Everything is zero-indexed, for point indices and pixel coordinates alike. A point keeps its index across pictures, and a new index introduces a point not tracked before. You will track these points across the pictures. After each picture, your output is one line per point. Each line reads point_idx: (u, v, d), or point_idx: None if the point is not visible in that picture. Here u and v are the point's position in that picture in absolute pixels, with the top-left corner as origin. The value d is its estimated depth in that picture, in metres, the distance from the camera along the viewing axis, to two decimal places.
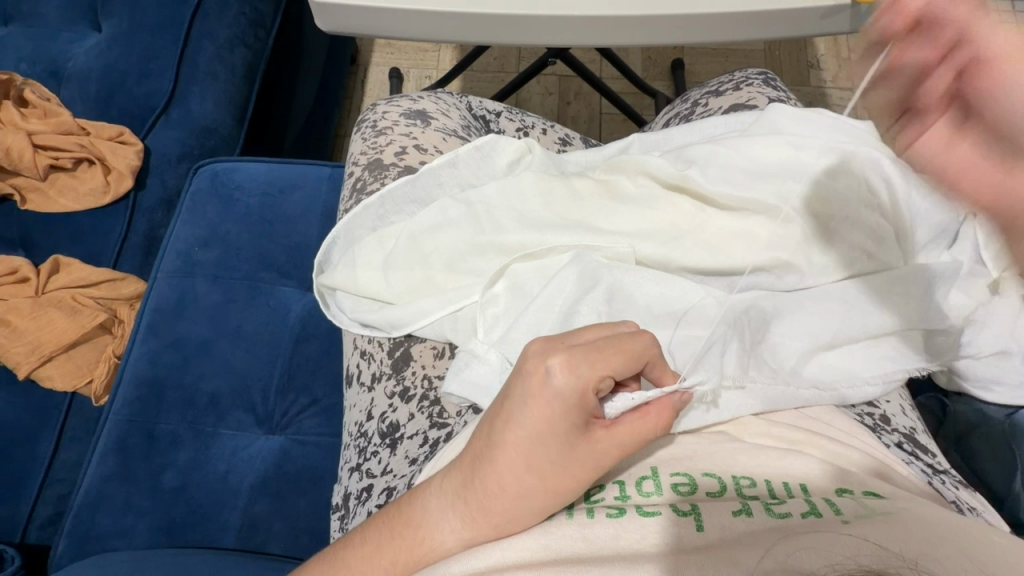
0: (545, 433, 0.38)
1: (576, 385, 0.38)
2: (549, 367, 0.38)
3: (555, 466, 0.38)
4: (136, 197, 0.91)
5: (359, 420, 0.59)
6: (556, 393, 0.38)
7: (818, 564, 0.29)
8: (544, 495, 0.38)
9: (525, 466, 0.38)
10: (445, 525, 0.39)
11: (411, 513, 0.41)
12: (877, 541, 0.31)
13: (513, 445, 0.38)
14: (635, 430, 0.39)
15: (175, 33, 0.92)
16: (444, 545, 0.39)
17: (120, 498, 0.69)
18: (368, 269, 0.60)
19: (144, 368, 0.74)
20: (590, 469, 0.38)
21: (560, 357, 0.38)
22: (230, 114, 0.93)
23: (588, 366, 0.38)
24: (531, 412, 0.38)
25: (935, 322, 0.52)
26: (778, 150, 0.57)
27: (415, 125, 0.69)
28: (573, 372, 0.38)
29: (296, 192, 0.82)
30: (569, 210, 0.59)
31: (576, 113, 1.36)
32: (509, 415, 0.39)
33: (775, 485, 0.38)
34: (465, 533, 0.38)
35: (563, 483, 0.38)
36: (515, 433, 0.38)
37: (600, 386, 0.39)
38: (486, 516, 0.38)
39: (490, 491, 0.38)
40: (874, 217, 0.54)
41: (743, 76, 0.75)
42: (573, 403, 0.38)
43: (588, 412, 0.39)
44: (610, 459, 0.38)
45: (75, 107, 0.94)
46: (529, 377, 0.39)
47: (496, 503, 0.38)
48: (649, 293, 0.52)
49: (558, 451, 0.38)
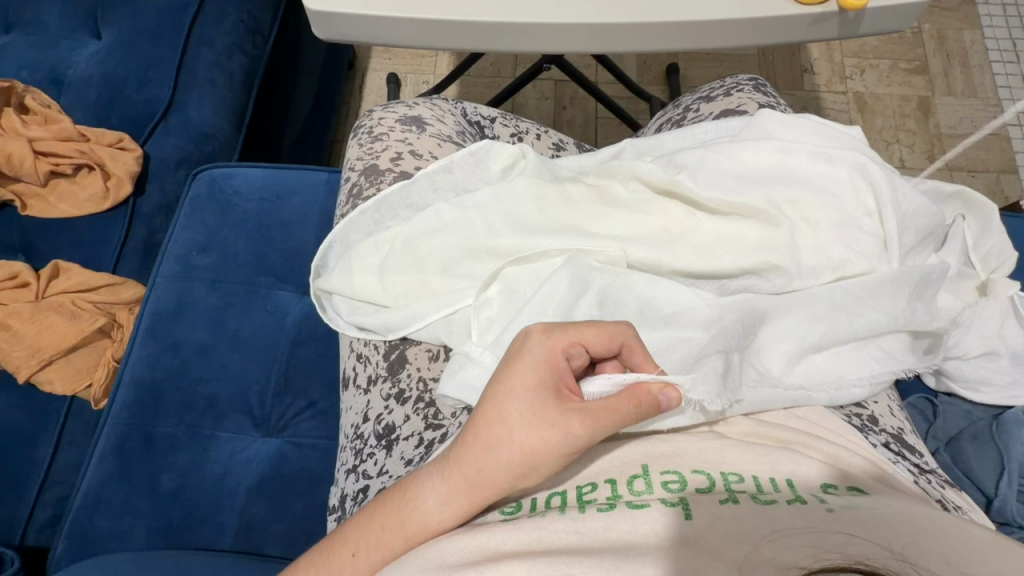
0: (517, 388, 0.41)
1: (548, 347, 0.42)
2: (527, 332, 0.43)
3: (523, 422, 0.40)
4: (135, 202, 0.92)
5: (355, 422, 0.59)
6: (530, 354, 0.42)
7: (807, 560, 0.31)
8: (511, 450, 0.39)
9: (497, 418, 0.40)
10: (427, 481, 0.41)
11: (404, 483, 0.43)
12: (865, 538, 0.32)
13: (489, 400, 0.41)
14: (607, 405, 0.40)
15: (175, 40, 0.94)
16: (423, 502, 0.41)
17: (118, 501, 0.70)
18: (364, 272, 0.61)
19: (142, 371, 0.75)
20: (558, 432, 0.39)
21: (537, 325, 0.43)
22: (229, 120, 0.94)
23: (560, 331, 0.42)
24: (507, 371, 0.42)
25: (921, 323, 0.53)
26: (766, 156, 0.58)
27: (411, 131, 0.70)
28: (546, 335, 0.42)
29: (294, 197, 0.83)
30: (561, 214, 0.60)
31: (572, 118, 1.38)
32: (492, 375, 0.43)
33: (762, 480, 0.39)
34: (441, 490, 0.40)
35: (531, 442, 0.39)
36: (492, 389, 0.41)
37: (570, 351, 0.42)
38: (461, 467, 0.40)
39: (466, 444, 0.41)
40: (862, 222, 0.55)
41: (733, 82, 0.76)
42: (544, 364, 0.41)
43: (560, 377, 0.41)
44: (580, 424, 0.39)
45: (75, 113, 0.95)
46: (511, 342, 0.43)
47: (469, 455, 0.40)
48: (638, 295, 0.53)
49: (528, 408, 0.40)
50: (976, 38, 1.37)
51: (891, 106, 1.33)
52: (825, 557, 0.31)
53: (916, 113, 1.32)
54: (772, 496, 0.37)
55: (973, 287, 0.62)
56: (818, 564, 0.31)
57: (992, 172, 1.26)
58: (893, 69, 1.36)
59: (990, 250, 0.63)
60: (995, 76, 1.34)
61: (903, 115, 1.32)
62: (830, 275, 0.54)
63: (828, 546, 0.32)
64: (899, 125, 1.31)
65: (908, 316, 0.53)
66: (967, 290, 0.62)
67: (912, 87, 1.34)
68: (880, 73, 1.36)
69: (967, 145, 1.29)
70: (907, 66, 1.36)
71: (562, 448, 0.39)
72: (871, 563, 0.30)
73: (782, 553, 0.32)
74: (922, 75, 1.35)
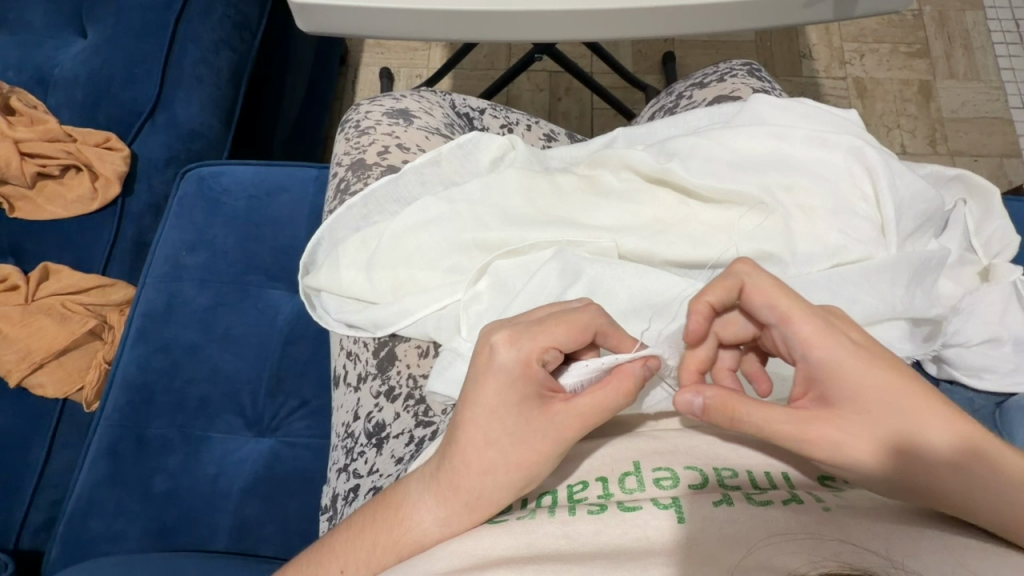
0: (498, 407, 0.39)
1: (521, 357, 0.40)
2: (492, 343, 0.40)
3: (513, 440, 0.39)
4: (124, 202, 0.91)
5: (346, 420, 0.59)
6: (502, 368, 0.39)
7: (800, 563, 0.31)
8: (507, 469, 0.38)
9: (485, 440, 0.39)
10: (420, 506, 0.39)
11: (393, 498, 0.41)
12: (859, 543, 0.32)
13: (471, 423, 0.39)
14: (594, 400, 0.39)
15: (160, 37, 0.92)
16: (421, 528, 0.39)
17: (111, 503, 0.69)
18: (352, 269, 0.60)
19: (133, 373, 0.74)
20: (551, 442, 0.39)
21: (502, 333, 0.40)
22: (217, 117, 0.93)
23: (530, 338, 0.40)
24: (482, 389, 0.40)
25: (920, 310, 0.52)
26: (760, 142, 0.57)
27: (398, 124, 0.69)
28: (516, 344, 0.40)
29: (283, 194, 0.82)
30: (552, 206, 0.59)
31: (567, 109, 1.36)
32: (466, 395, 0.40)
33: (757, 475, 0.38)
34: (437, 512, 0.39)
35: (525, 457, 0.38)
36: (470, 411, 0.39)
37: (545, 357, 0.40)
38: (457, 493, 0.39)
39: (457, 468, 0.39)
40: (859, 208, 0.54)
41: (727, 68, 0.74)
42: (519, 374, 0.40)
43: (540, 384, 0.40)
44: (572, 430, 0.39)
45: (61, 113, 0.94)
46: (478, 356, 0.41)
47: (463, 479, 0.39)
48: (630, 286, 0.52)
49: (514, 425, 0.39)
50: (978, 20, 1.35)
51: (892, 91, 1.30)
52: (820, 562, 0.31)
53: (917, 98, 1.30)
54: (767, 496, 0.36)
55: (975, 273, 0.60)
56: (814, 569, 0.30)
57: (994, 156, 1.24)
58: (893, 53, 1.34)
59: (991, 236, 0.61)
60: (998, 58, 1.31)
61: (904, 100, 1.30)
62: (826, 262, 0.53)
63: (822, 551, 0.31)
64: (899, 110, 1.29)
65: (906, 303, 0.51)
66: (969, 276, 0.60)
67: (913, 71, 1.32)
68: (880, 57, 1.33)
69: (969, 129, 1.27)
70: (908, 50, 1.34)
71: (557, 455, 0.39)
72: (863, 567, 0.30)
73: (778, 559, 0.32)
74: (924, 59, 1.32)
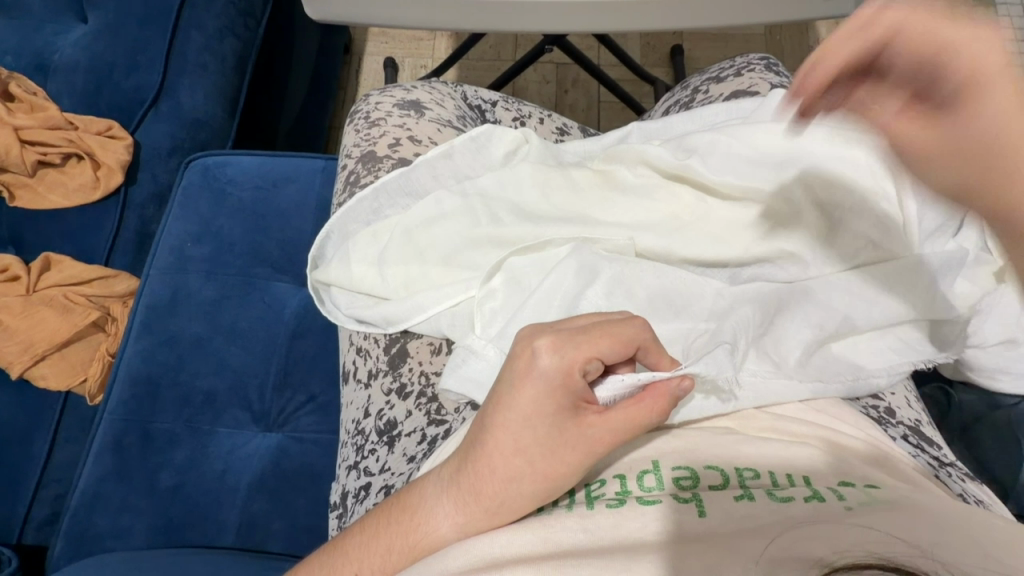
0: (531, 415, 0.38)
1: (562, 366, 0.38)
2: (535, 348, 0.38)
3: (543, 450, 0.37)
4: (127, 192, 0.89)
5: (356, 417, 0.58)
6: (543, 375, 0.38)
7: (825, 552, 0.30)
8: (533, 479, 0.37)
9: (514, 448, 0.38)
10: (438, 509, 0.39)
11: (409, 500, 0.41)
12: (885, 530, 0.30)
13: (502, 429, 0.38)
14: (629, 415, 0.38)
15: (163, 23, 0.90)
16: (439, 533, 0.38)
17: (117, 498, 0.69)
18: (363, 263, 0.59)
19: (138, 365, 0.73)
20: (581, 455, 0.37)
21: (546, 339, 0.38)
22: (222, 106, 0.92)
23: (574, 347, 0.38)
24: (518, 395, 0.38)
25: (943, 311, 0.49)
26: (781, 138, 0.56)
27: (409, 116, 0.68)
28: (558, 352, 0.38)
29: (289, 186, 0.81)
30: (568, 201, 0.57)
31: (574, 102, 1.34)
32: (499, 398, 0.39)
33: (778, 475, 0.37)
34: (455, 517, 0.38)
35: (554, 469, 0.37)
36: (503, 416, 0.38)
37: (588, 367, 0.38)
38: (478, 499, 0.38)
39: (481, 474, 0.38)
40: (881, 207, 0.53)
41: (744, 61, 0.73)
42: (559, 383, 0.38)
43: (577, 395, 0.38)
44: (601, 445, 0.38)
45: (62, 100, 0.92)
46: (517, 358, 0.39)
47: (487, 486, 0.38)
48: (649, 285, 0.51)
49: (547, 436, 0.37)
50: None
51: None
52: (848, 551, 0.29)
53: None
54: (788, 492, 0.35)
55: None
56: (841, 559, 0.29)
57: None
58: None
59: None
60: None
61: None
62: (846, 262, 0.52)
63: (846, 540, 0.30)
64: None
65: (928, 304, 0.50)
66: None
67: None
68: None
69: None
70: None
71: (583, 469, 0.37)
72: (891, 557, 0.29)
73: (800, 546, 0.30)
74: None
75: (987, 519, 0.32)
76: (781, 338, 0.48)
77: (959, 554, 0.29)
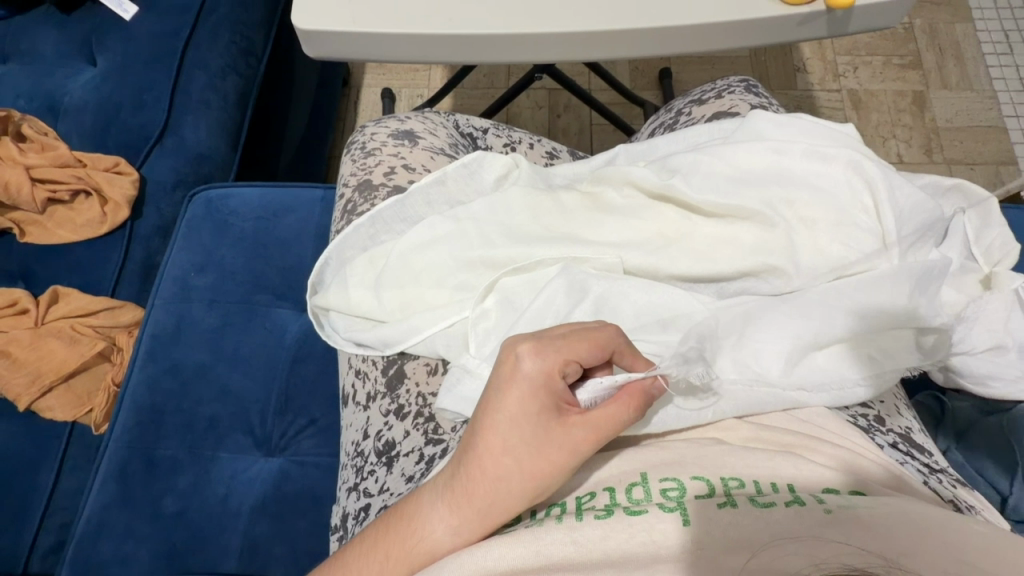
0: (518, 416, 0.39)
1: (544, 369, 0.40)
2: (519, 354, 0.40)
3: (530, 449, 0.38)
4: (133, 225, 0.92)
5: (356, 438, 0.59)
6: (527, 377, 0.40)
7: (803, 565, 0.30)
8: (522, 478, 0.38)
9: (502, 448, 0.39)
10: (432, 514, 0.39)
11: (407, 507, 0.41)
12: (859, 544, 0.31)
13: (491, 430, 0.39)
14: (609, 414, 0.39)
15: (168, 64, 0.95)
16: (434, 538, 0.39)
17: (121, 526, 0.69)
18: (360, 288, 0.61)
19: (142, 395, 0.74)
20: (567, 453, 0.38)
21: (528, 344, 0.41)
22: (224, 140, 0.95)
23: (554, 350, 0.40)
24: (505, 397, 0.40)
25: (926, 319, 0.51)
26: (760, 157, 0.58)
27: (403, 145, 0.71)
28: (540, 356, 0.40)
29: (290, 215, 0.83)
30: (557, 223, 0.59)
31: (566, 125, 1.38)
32: (487, 402, 0.40)
33: (763, 484, 0.37)
34: (450, 520, 0.39)
35: (542, 468, 0.38)
36: (491, 418, 0.39)
37: (566, 370, 0.41)
38: (471, 501, 0.38)
39: (472, 476, 0.39)
40: (860, 220, 0.54)
41: (724, 84, 0.76)
42: (542, 386, 0.40)
43: (559, 397, 0.40)
44: (586, 443, 0.39)
45: (71, 139, 0.96)
46: (502, 365, 0.41)
47: (478, 487, 0.39)
48: (635, 301, 0.52)
49: (533, 436, 0.39)
50: (968, 32, 1.38)
51: (886, 102, 1.33)
52: (823, 563, 0.30)
53: (911, 108, 1.32)
54: (769, 498, 0.35)
55: (978, 280, 0.61)
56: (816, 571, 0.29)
57: (990, 164, 1.26)
58: (886, 65, 1.36)
59: (992, 242, 0.62)
60: (990, 68, 1.34)
61: (899, 111, 1.32)
62: (829, 275, 0.53)
63: (823, 555, 0.30)
64: (894, 121, 1.31)
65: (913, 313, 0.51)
66: (972, 284, 0.61)
67: (906, 82, 1.34)
68: (874, 70, 1.36)
69: (965, 138, 1.28)
70: (900, 61, 1.36)
71: (571, 467, 0.38)
72: (864, 568, 0.29)
73: (780, 560, 0.31)
74: (916, 70, 1.35)
75: (967, 524, 0.33)
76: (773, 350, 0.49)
77: (931, 565, 0.29)
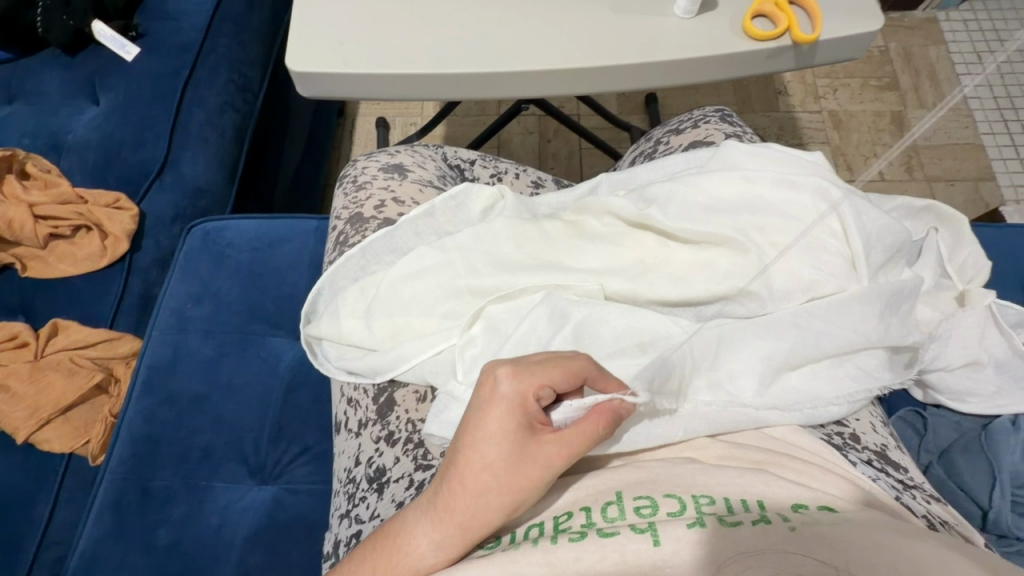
0: (495, 434, 0.40)
1: (520, 390, 0.41)
2: (496, 376, 0.42)
3: (507, 465, 0.40)
4: (132, 258, 0.95)
5: (348, 465, 0.60)
6: (504, 398, 0.41)
7: None
8: (500, 492, 0.40)
9: (481, 464, 0.40)
10: (416, 529, 0.41)
11: (393, 526, 0.43)
12: (822, 560, 0.33)
13: (471, 447, 0.41)
14: (581, 432, 0.41)
15: (168, 102, 0.99)
16: (418, 552, 0.40)
17: (115, 558, 0.70)
18: (352, 318, 0.63)
19: (139, 426, 0.76)
20: (542, 468, 0.40)
21: (505, 366, 0.42)
22: (222, 174, 0.98)
23: (529, 373, 0.42)
24: (484, 418, 0.41)
25: (896, 339, 0.54)
26: (732, 184, 0.61)
27: (393, 178, 0.73)
28: (516, 377, 0.42)
29: (285, 246, 0.86)
30: (540, 251, 0.62)
31: (556, 150, 1.42)
32: (468, 421, 0.42)
33: (732, 501, 0.39)
34: (433, 535, 0.40)
35: (518, 482, 0.40)
36: (471, 436, 0.41)
37: (541, 394, 0.42)
38: (452, 515, 0.40)
39: (453, 491, 0.40)
40: (829, 244, 0.57)
41: (700, 114, 0.79)
42: (518, 405, 0.41)
43: (534, 416, 0.41)
44: (559, 459, 0.40)
45: (73, 175, 0.99)
46: (481, 386, 0.42)
47: (459, 501, 0.40)
48: (614, 326, 0.54)
49: (510, 452, 0.40)
50: (942, 54, 1.43)
51: (865, 123, 1.37)
52: None
53: (890, 127, 1.36)
54: (737, 517, 0.37)
55: (954, 296, 0.62)
56: None
57: (969, 180, 1.30)
58: (864, 87, 1.41)
59: (965, 260, 0.65)
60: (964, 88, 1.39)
61: (878, 130, 1.36)
62: (801, 297, 0.55)
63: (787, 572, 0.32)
64: (874, 140, 1.35)
65: (883, 333, 0.54)
66: (947, 300, 0.62)
67: (884, 103, 1.39)
68: (852, 92, 1.41)
69: (944, 155, 1.33)
70: (878, 83, 1.41)
71: (545, 481, 0.40)
72: None
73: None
74: (894, 91, 1.39)
75: (922, 539, 0.34)
76: (747, 373, 0.51)
77: None
